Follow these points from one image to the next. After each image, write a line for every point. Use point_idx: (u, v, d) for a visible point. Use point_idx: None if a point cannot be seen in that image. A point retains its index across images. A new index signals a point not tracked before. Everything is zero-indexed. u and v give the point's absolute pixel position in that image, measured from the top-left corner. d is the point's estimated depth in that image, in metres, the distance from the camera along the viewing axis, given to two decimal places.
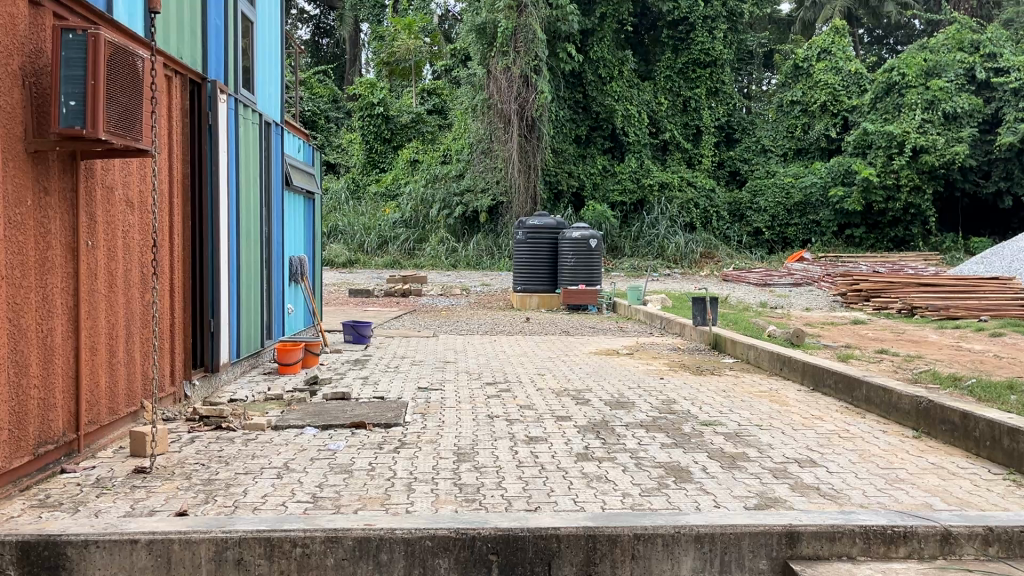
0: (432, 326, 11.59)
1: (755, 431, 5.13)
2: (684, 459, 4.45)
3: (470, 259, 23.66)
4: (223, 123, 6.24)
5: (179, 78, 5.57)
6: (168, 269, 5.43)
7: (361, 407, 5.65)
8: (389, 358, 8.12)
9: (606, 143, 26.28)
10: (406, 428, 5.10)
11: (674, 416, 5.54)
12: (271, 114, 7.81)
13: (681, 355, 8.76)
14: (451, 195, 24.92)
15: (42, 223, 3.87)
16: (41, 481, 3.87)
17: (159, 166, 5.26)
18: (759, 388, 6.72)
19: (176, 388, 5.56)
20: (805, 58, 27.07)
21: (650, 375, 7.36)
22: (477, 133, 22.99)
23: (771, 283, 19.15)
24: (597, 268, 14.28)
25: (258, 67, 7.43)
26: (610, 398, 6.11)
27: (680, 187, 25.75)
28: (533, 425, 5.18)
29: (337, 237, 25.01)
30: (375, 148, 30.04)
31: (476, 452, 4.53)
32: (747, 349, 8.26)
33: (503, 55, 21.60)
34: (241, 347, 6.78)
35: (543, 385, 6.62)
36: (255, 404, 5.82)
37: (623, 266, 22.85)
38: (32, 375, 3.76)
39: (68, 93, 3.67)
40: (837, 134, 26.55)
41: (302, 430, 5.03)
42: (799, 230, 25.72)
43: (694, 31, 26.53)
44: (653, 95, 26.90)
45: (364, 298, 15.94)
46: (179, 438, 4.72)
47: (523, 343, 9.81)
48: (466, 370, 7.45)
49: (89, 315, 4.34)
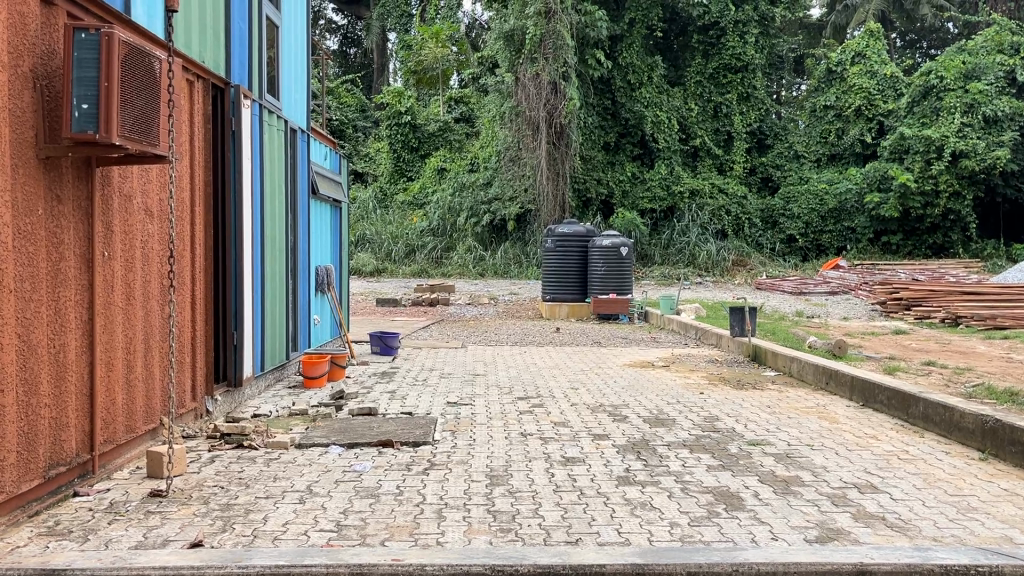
0: (461, 336, 11.34)
1: (807, 451, 4.81)
2: (734, 483, 4.15)
3: (497, 267, 23.39)
4: (247, 130, 6.05)
5: (201, 83, 5.39)
6: (188, 280, 5.24)
7: (389, 424, 5.40)
8: (417, 370, 7.87)
9: (636, 149, 25.95)
10: (435, 447, 4.84)
11: (718, 434, 5.23)
12: (297, 121, 7.64)
13: (718, 367, 8.44)
14: (479, 203, 24.73)
15: (54, 233, 3.67)
16: (51, 505, 3.66)
17: (179, 173, 5.06)
18: (805, 403, 6.37)
19: (198, 404, 5.35)
20: (839, 62, 26.56)
21: (688, 388, 7.05)
22: (506, 140, 22.79)
23: (807, 292, 18.69)
24: (627, 277, 14.03)
25: (285, 73, 7.26)
26: (649, 415, 5.81)
27: (711, 193, 25.35)
28: (569, 444, 4.90)
29: (365, 246, 25.03)
30: (403, 156, 29.99)
31: (510, 474, 4.26)
32: (790, 362, 7.90)
33: (532, 62, 21.35)
34: (266, 359, 6.58)
35: (578, 400, 6.34)
36: (279, 420, 5.61)
37: (654, 275, 22.51)
38: (42, 393, 3.56)
39: (80, 95, 3.46)
40: (873, 138, 26.01)
41: (327, 448, 4.80)
42: (833, 237, 25.27)
43: (725, 35, 26.13)
44: (683, 102, 26.50)
45: (391, 308, 15.76)
46: (198, 458, 4.50)
47: (555, 354, 9.52)
48: (496, 383, 7.17)
49: (105, 330, 4.15)
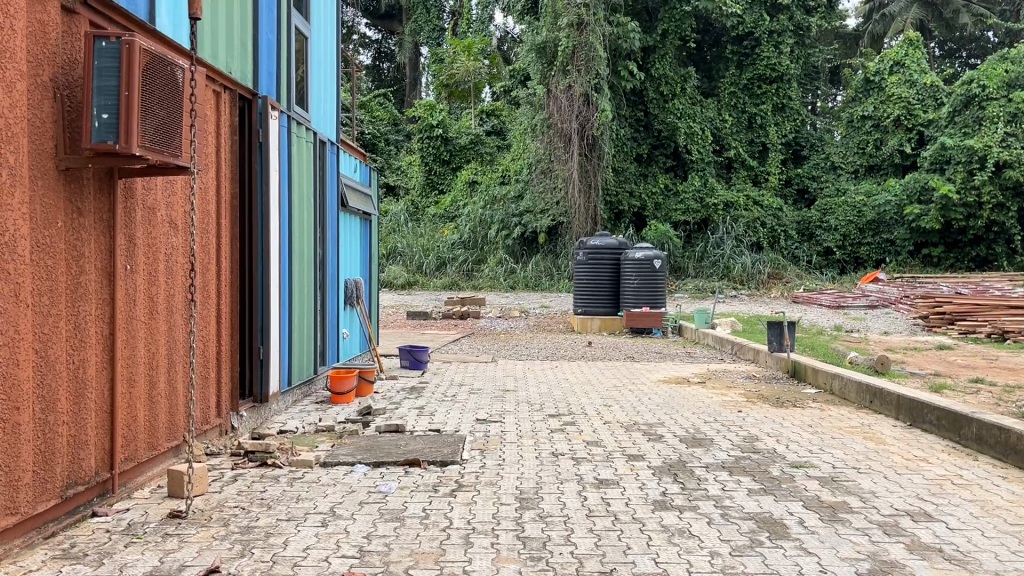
0: (491, 350, 11.18)
1: (853, 475, 4.56)
2: (777, 509, 3.93)
3: (528, 280, 23.19)
4: (275, 141, 5.98)
5: (228, 94, 5.33)
6: (213, 293, 5.16)
7: (417, 442, 5.25)
8: (446, 385, 7.72)
9: (669, 161, 25.68)
10: (464, 467, 4.68)
11: (758, 455, 5.00)
12: (326, 133, 7.57)
13: (755, 384, 8.18)
14: (510, 215, 24.67)
15: (75, 245, 3.59)
16: (68, 526, 3.55)
17: (205, 185, 4.99)
18: (848, 423, 6.11)
19: (222, 420, 5.26)
20: (876, 71, 26.12)
21: (725, 406, 6.82)
22: (537, 152, 22.68)
23: (845, 305, 18.27)
24: (661, 290, 13.76)
25: (314, 85, 7.19)
26: (685, 435, 5.60)
27: (746, 206, 25.03)
28: (602, 465, 4.71)
29: (397, 258, 25.05)
30: (434, 169, 30.04)
31: (541, 497, 4.08)
32: (831, 379, 7.63)
33: (564, 74, 21.28)
34: (293, 373, 6.49)
35: (611, 418, 6.14)
36: (305, 437, 5.49)
37: (688, 287, 22.20)
38: (61, 411, 3.47)
39: (101, 105, 3.37)
40: (913, 148, 25.38)
41: (352, 467, 4.66)
42: (872, 249, 24.69)
43: (759, 46, 25.82)
44: (717, 112, 26.22)
45: (422, 321, 15.67)
46: (220, 476, 4.39)
47: (587, 370, 9.31)
48: (527, 399, 6.99)
49: (127, 346, 4.06)
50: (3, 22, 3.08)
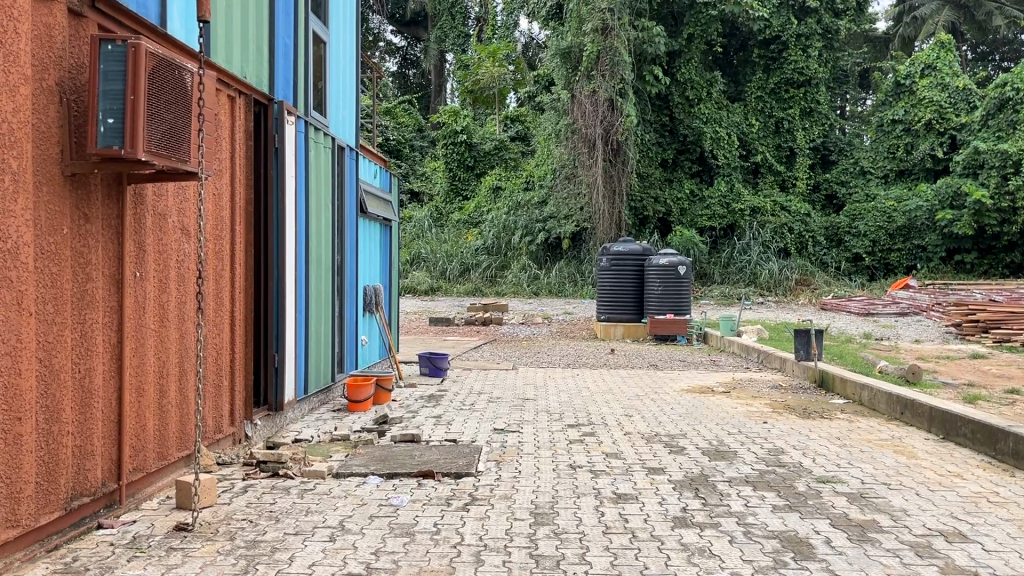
0: (512, 357, 11.06)
1: (884, 492, 4.37)
2: (803, 528, 3.76)
3: (552, 286, 23.04)
4: (292, 146, 5.93)
5: (243, 99, 5.28)
6: (227, 300, 5.10)
7: (432, 452, 5.15)
8: (465, 394, 7.61)
9: (694, 166, 25.44)
10: (478, 479, 4.57)
11: (783, 469, 4.83)
12: (345, 138, 7.51)
13: (781, 393, 7.98)
14: (534, 221, 24.59)
15: (81, 252, 3.53)
16: (73, 539, 3.48)
17: (219, 191, 4.95)
18: (878, 435, 5.91)
19: (236, 429, 5.20)
20: (907, 75, 25.72)
21: (749, 417, 6.64)
22: (561, 158, 22.56)
23: (875, 313, 17.93)
24: (686, 297, 13.56)
25: (332, 90, 7.13)
26: (707, 447, 5.44)
27: (773, 211, 24.72)
28: (621, 478, 4.56)
29: (420, 264, 25.05)
30: (458, 175, 30.02)
31: (556, 512, 3.95)
32: (860, 390, 7.41)
33: (589, 80, 21.17)
34: (309, 381, 6.42)
35: (631, 429, 5.99)
36: (319, 447, 5.41)
37: (714, 294, 21.94)
38: (65, 421, 3.40)
39: (106, 109, 3.30)
40: (945, 153, 24.96)
41: (364, 479, 4.57)
42: (902, 256, 24.17)
43: (787, 49, 25.47)
44: (743, 117, 25.94)
45: (444, 327, 15.59)
46: (230, 487, 4.32)
47: (609, 378, 9.16)
48: (546, 408, 6.86)
49: (136, 354, 4.00)
50: (6, 24, 3.02)
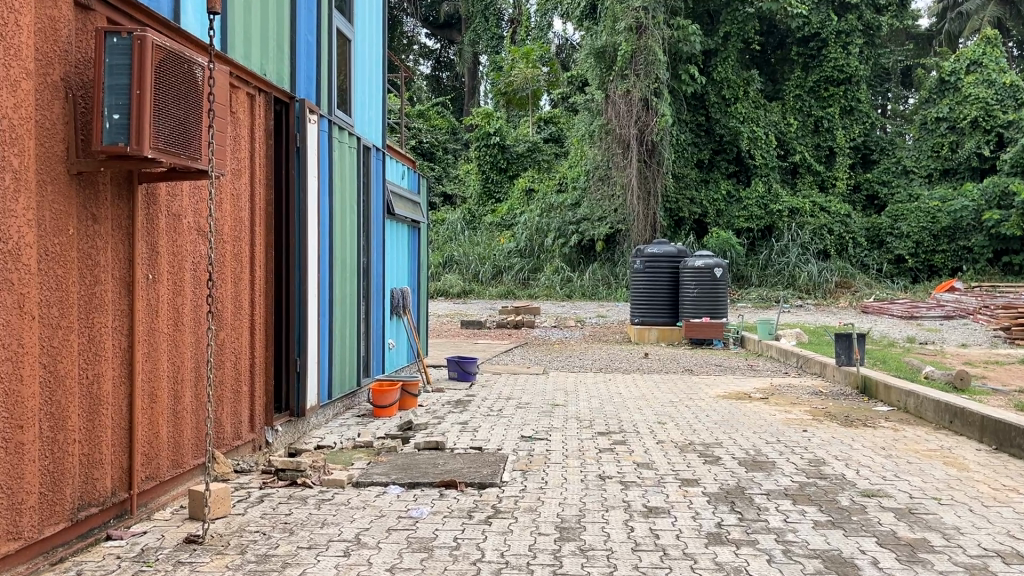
0: (544, 361, 10.84)
1: (934, 507, 4.10)
2: (847, 546, 3.50)
3: (585, 289, 22.78)
4: (314, 145, 5.80)
5: (263, 97, 5.17)
6: (246, 304, 4.97)
7: (456, 461, 4.97)
8: (493, 399, 7.43)
9: (731, 166, 25.04)
10: (502, 489, 4.38)
11: (825, 482, 4.57)
12: (371, 139, 7.39)
13: (821, 400, 7.67)
14: (567, 223, 24.35)
15: (89, 252, 3.42)
16: (80, 551, 3.37)
17: (237, 190, 4.83)
18: (925, 445, 5.62)
19: (256, 435, 5.07)
20: (952, 71, 25.07)
21: (788, 425, 6.36)
22: (594, 160, 22.31)
23: (919, 316, 17.39)
24: (722, 300, 13.24)
25: (357, 89, 7.01)
26: (744, 457, 5.19)
27: (812, 212, 24.13)
28: (652, 491, 4.34)
29: (453, 267, 24.97)
30: (491, 178, 29.87)
31: (583, 527, 3.74)
32: (905, 397, 7.08)
33: (623, 79, 20.92)
34: (334, 386, 6.29)
35: (664, 437, 5.77)
36: (341, 454, 5.26)
37: (751, 297, 21.48)
38: (71, 428, 3.28)
39: (112, 105, 3.18)
40: (992, 151, 24.20)
41: (385, 488, 4.40)
42: (947, 257, 23.56)
43: (826, 47, 24.97)
44: (781, 116, 25.45)
45: (475, 330, 15.43)
46: (246, 496, 4.18)
47: (642, 383, 8.91)
48: (576, 415, 6.65)
49: (148, 359, 3.88)
50: (6, 16, 2.91)
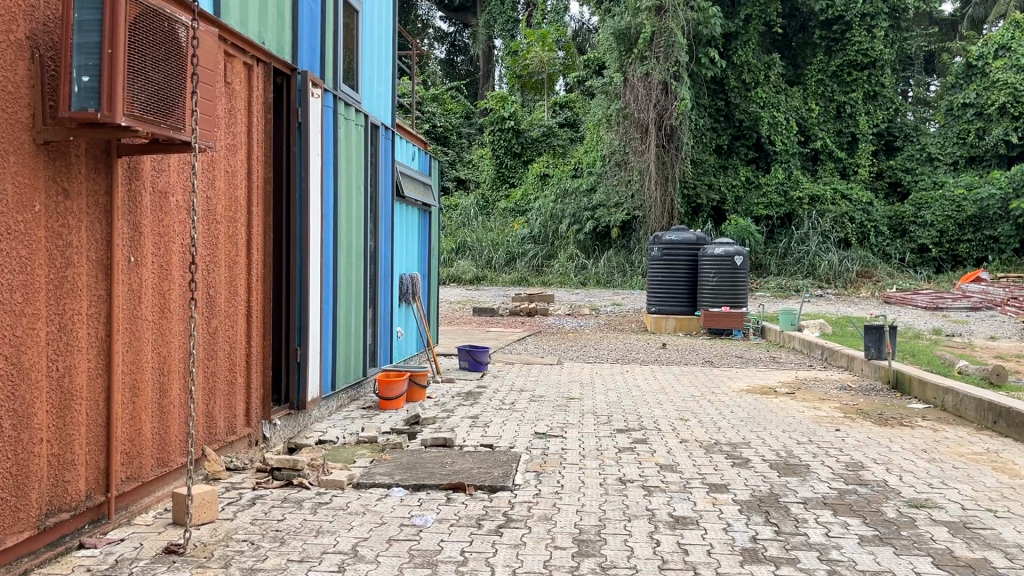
0: (557, 351, 10.49)
1: (991, 522, 3.71)
2: (900, 568, 3.13)
3: (600, 276, 22.38)
4: (317, 121, 5.44)
5: (262, 67, 4.81)
6: (241, 290, 4.64)
7: (465, 460, 4.62)
8: (505, 391, 7.08)
9: (750, 152, 24.53)
10: (515, 493, 4.05)
11: (867, 489, 4.19)
12: (379, 116, 7.02)
13: (851, 396, 7.26)
14: (582, 209, 23.96)
15: (59, 231, 3.08)
16: (48, 562, 3.05)
17: (233, 165, 4.50)
18: (969, 448, 5.22)
19: (252, 429, 4.76)
20: (979, 56, 24.32)
21: (818, 423, 5.96)
22: (611, 145, 21.81)
23: (944, 307, 16.89)
24: (742, 289, 12.81)
25: (365, 62, 6.64)
26: (774, 459, 4.82)
27: (834, 200, 23.58)
28: (679, 497, 3.98)
29: (466, 253, 24.58)
30: (506, 163, 29.45)
31: (603, 540, 3.39)
32: (943, 394, 6.66)
33: (642, 61, 20.44)
34: (338, 376, 5.96)
35: (688, 436, 5.40)
36: (342, 450, 4.94)
37: (770, 286, 21.03)
38: (39, 425, 2.96)
39: (80, 65, 2.83)
40: (1020, 138, 23.49)
41: (387, 491, 4.07)
42: (972, 247, 22.96)
43: (850, 30, 24.40)
44: (802, 101, 24.87)
45: (488, 318, 15.10)
46: (235, 499, 3.85)
47: (660, 375, 8.53)
48: (593, 410, 6.29)
49: (129, 348, 3.56)
50: None
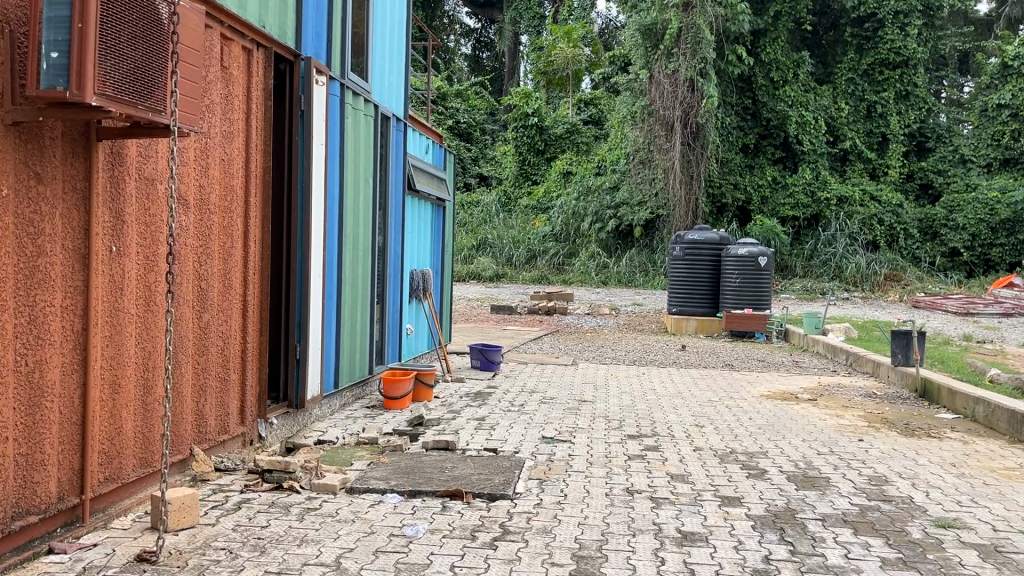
0: (573, 351, 10.27)
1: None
2: None
3: (622, 276, 22.10)
4: (322, 110, 5.25)
5: (262, 52, 4.64)
6: (237, 283, 4.47)
7: (466, 466, 4.41)
8: (516, 392, 6.87)
9: (777, 152, 24.10)
10: (515, 502, 3.83)
11: (891, 506, 3.92)
12: (391, 107, 6.83)
13: (876, 404, 6.96)
14: (605, 207, 23.70)
15: (30, 218, 2.92)
16: (12, 567, 2.88)
17: (229, 153, 4.33)
18: (1002, 463, 4.92)
19: (247, 428, 4.60)
20: (1016, 55, 23.61)
21: (840, 432, 5.68)
22: (635, 142, 21.44)
23: (975, 312, 16.43)
24: (766, 290, 12.49)
25: (376, 50, 6.45)
26: (792, 471, 4.56)
27: (862, 201, 23.10)
28: (688, 511, 3.74)
29: (486, 250, 24.38)
30: (528, 160, 29.21)
31: (603, 557, 3.16)
32: (974, 404, 6.36)
33: (669, 58, 20.13)
34: (341, 374, 5.79)
35: (702, 443, 5.16)
36: (340, 452, 4.76)
37: (795, 288, 20.63)
38: (4, 424, 2.79)
39: (50, 41, 2.66)
40: None
41: (381, 497, 3.88)
42: (1005, 251, 22.37)
43: (882, 28, 23.90)
44: (832, 101, 24.42)
45: (505, 316, 14.89)
46: (221, 502, 3.67)
47: (678, 378, 8.27)
48: (604, 413, 6.07)
49: (110, 343, 3.39)
50: None
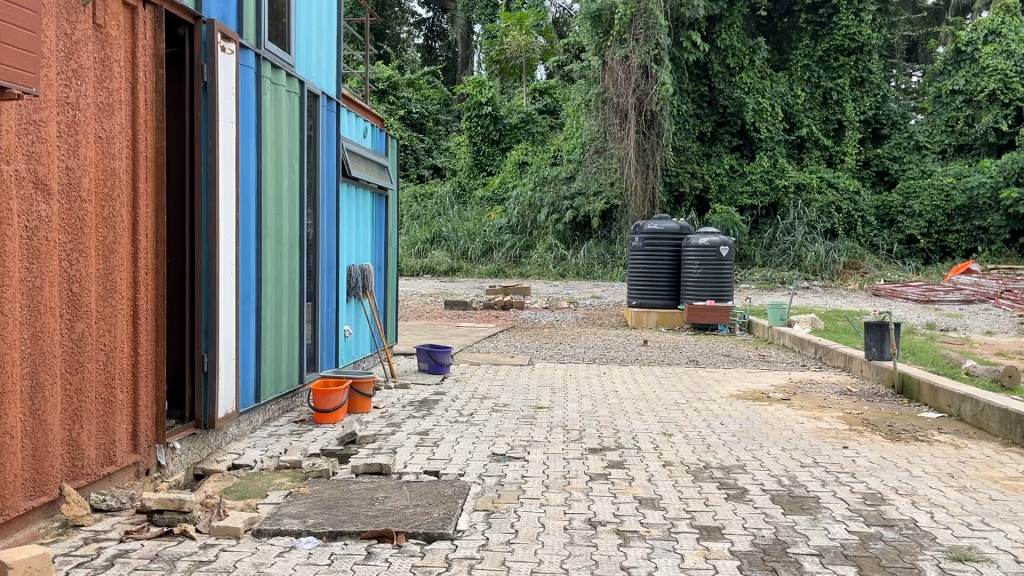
0: (529, 349, 9.62)
1: None
2: None
3: (580, 268, 21.52)
4: (232, 81, 4.53)
5: (148, 10, 3.90)
6: (125, 285, 3.75)
7: (401, 495, 3.76)
8: (465, 399, 6.20)
9: (734, 140, 23.78)
10: (454, 544, 3.18)
11: (894, 534, 3.36)
12: (320, 85, 6.12)
13: (854, 403, 6.44)
14: (561, 198, 23.20)
15: None
16: None
17: (109, 128, 3.60)
18: (1002, 471, 4.41)
19: (141, 456, 3.89)
20: (969, 41, 23.64)
21: (823, 438, 5.14)
22: (590, 131, 20.96)
23: (936, 299, 16.18)
24: (728, 281, 12.04)
25: (300, 22, 5.74)
26: (776, 489, 3.98)
27: (820, 188, 22.80)
28: (661, 550, 3.14)
29: (440, 243, 23.61)
30: (483, 150, 28.45)
31: None
32: (959, 402, 5.89)
33: (621, 44, 19.50)
34: (263, 387, 5.09)
35: (671, 457, 4.58)
36: (255, 481, 4.09)
37: (754, 278, 20.32)
38: None
39: None
40: (1010, 126, 22.85)
41: (294, 542, 3.21)
42: (961, 237, 22.48)
43: (837, 13, 23.69)
44: (788, 88, 24.18)
45: (459, 312, 14.20)
46: (87, 560, 2.96)
47: (639, 377, 7.68)
48: (561, 422, 5.46)
49: None
50: None
